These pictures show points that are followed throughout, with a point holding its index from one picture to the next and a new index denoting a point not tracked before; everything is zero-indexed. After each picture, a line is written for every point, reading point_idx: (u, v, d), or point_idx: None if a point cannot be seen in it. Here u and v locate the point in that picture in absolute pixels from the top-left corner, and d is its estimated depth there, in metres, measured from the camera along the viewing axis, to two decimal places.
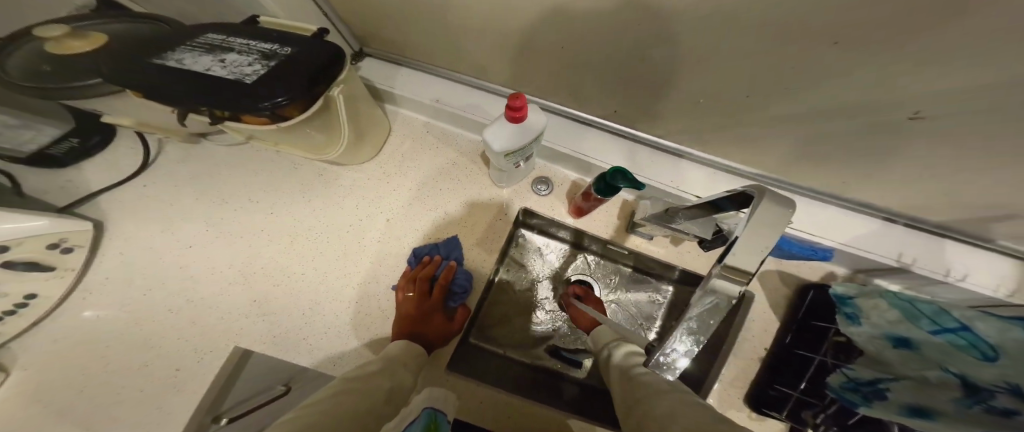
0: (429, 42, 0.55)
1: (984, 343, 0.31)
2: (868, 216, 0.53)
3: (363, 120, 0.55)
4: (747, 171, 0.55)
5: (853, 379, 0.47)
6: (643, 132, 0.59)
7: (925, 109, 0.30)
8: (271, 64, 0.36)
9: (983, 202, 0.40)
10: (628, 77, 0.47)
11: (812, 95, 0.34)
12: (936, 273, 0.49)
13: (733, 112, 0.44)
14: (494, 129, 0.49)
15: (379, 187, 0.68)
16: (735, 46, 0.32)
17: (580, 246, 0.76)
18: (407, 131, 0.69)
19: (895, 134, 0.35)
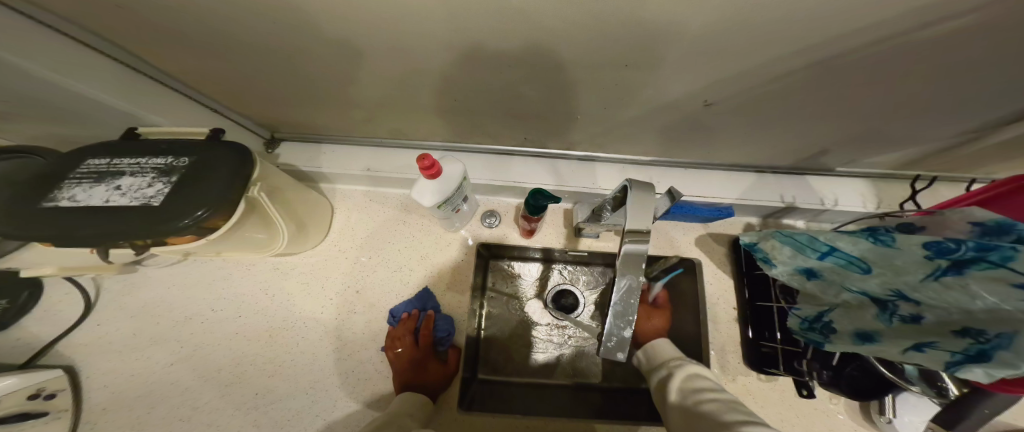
0: (332, 117, 0.61)
1: (856, 258, 0.37)
2: (745, 173, 0.60)
3: (299, 207, 0.58)
4: (645, 159, 0.63)
5: (804, 318, 0.49)
6: (554, 149, 0.66)
7: (708, 99, 0.43)
8: (174, 179, 0.39)
9: (820, 132, 0.47)
10: (510, 110, 0.54)
11: (642, 82, 0.41)
12: (814, 204, 0.56)
13: (602, 109, 0.50)
14: (419, 185, 0.50)
15: (334, 262, 0.70)
16: (563, 63, 0.39)
17: (551, 260, 0.75)
18: (347, 204, 0.73)
19: (724, 92, 0.41)
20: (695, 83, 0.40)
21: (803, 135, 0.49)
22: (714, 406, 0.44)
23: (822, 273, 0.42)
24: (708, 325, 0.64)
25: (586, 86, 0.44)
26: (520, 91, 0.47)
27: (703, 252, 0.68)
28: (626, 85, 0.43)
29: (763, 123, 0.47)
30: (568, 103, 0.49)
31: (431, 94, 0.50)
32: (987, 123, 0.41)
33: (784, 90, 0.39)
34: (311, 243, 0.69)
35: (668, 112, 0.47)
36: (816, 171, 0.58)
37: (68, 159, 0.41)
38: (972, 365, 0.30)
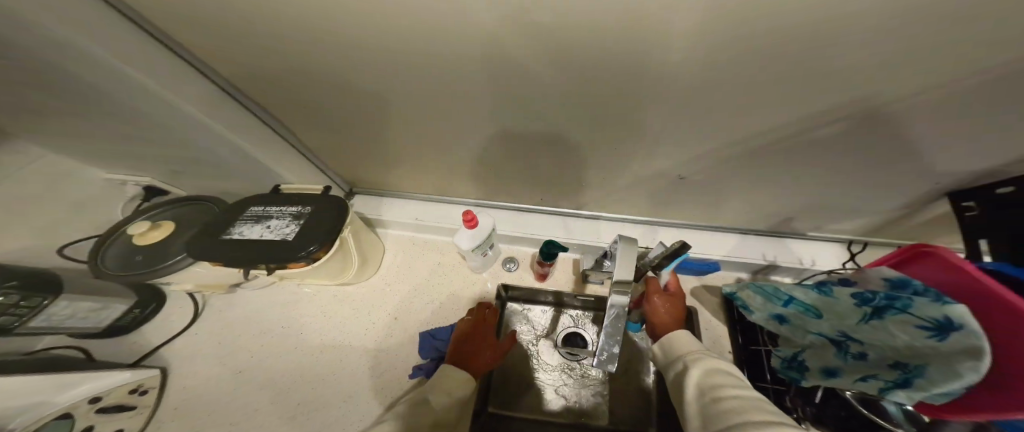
0: (398, 179, 0.81)
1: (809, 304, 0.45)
2: (729, 233, 0.70)
3: (366, 245, 0.75)
4: (642, 219, 0.75)
5: (783, 357, 0.53)
6: (566, 208, 0.81)
7: (681, 172, 0.57)
8: (301, 222, 0.57)
9: (781, 201, 0.59)
10: (529, 178, 0.71)
11: (627, 159, 0.56)
12: (793, 263, 0.64)
13: (602, 179, 0.65)
14: (460, 233, 0.65)
15: (381, 294, 0.84)
16: (568, 148, 0.56)
17: (562, 305, 0.84)
18: (396, 245, 0.90)
19: (692, 168, 0.55)
20: (668, 162, 0.55)
21: (770, 202, 0.60)
22: (738, 403, 0.40)
23: (791, 319, 0.49)
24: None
25: (589, 162, 0.60)
26: (538, 165, 0.64)
27: (704, 304, 0.74)
28: (616, 163, 0.58)
29: (732, 192, 0.60)
30: (576, 173, 0.65)
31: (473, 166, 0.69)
32: (918, 195, 0.51)
33: (736, 168, 0.53)
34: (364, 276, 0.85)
35: (653, 181, 0.61)
36: (793, 234, 0.67)
37: (236, 206, 0.61)
38: (893, 389, 0.36)
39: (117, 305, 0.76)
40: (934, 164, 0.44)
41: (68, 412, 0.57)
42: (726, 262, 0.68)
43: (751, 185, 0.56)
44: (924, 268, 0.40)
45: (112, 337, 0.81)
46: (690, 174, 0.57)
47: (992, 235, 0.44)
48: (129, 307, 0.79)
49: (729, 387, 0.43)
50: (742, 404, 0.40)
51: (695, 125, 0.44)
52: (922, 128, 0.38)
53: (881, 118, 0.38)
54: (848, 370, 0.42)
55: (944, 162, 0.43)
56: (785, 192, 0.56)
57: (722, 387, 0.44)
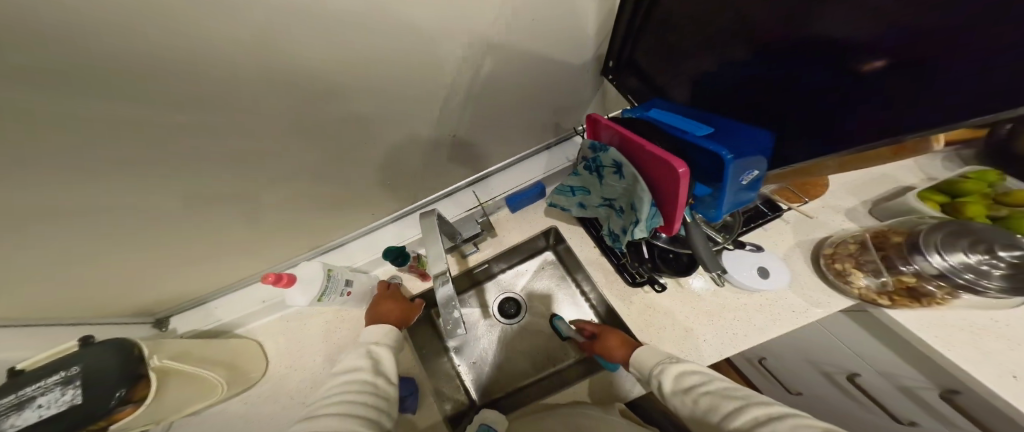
0: (209, 281, 0.75)
1: (581, 187, 0.58)
2: (536, 154, 0.77)
3: (200, 351, 0.67)
4: (469, 180, 0.78)
5: (608, 235, 0.61)
6: (404, 208, 0.81)
7: (423, 128, 0.58)
8: (78, 382, 0.44)
9: (540, 110, 0.65)
10: (341, 203, 0.70)
11: (388, 140, 0.58)
12: None
13: (397, 166, 0.66)
14: (290, 297, 0.59)
15: (266, 396, 0.74)
16: (328, 156, 0.56)
17: (481, 282, 0.93)
18: (265, 336, 0.82)
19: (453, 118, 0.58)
20: (400, 130, 0.56)
21: (525, 120, 0.66)
22: (712, 398, 0.48)
23: (587, 205, 0.60)
24: (590, 273, 0.75)
25: (343, 163, 0.59)
26: (333, 186, 0.64)
27: (552, 216, 0.81)
28: (387, 148, 0.60)
29: (489, 129, 0.65)
30: (357, 181, 0.65)
31: (276, 220, 0.65)
32: (596, 75, 0.63)
33: (478, 101, 0.56)
34: (250, 380, 0.74)
35: (418, 148, 0.63)
36: (571, 133, 0.76)
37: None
38: (635, 228, 0.45)
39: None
40: (570, 52, 0.54)
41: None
42: (545, 179, 0.74)
43: (507, 107, 0.61)
44: (603, 132, 0.47)
45: None
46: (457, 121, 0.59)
47: None
48: None
49: (700, 385, 0.51)
50: (717, 399, 0.48)
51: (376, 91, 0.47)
52: (522, 33, 0.46)
53: (492, 35, 0.45)
54: (620, 223, 0.53)
55: (572, 53, 0.54)
56: (521, 109, 0.63)
57: (694, 387, 0.51)
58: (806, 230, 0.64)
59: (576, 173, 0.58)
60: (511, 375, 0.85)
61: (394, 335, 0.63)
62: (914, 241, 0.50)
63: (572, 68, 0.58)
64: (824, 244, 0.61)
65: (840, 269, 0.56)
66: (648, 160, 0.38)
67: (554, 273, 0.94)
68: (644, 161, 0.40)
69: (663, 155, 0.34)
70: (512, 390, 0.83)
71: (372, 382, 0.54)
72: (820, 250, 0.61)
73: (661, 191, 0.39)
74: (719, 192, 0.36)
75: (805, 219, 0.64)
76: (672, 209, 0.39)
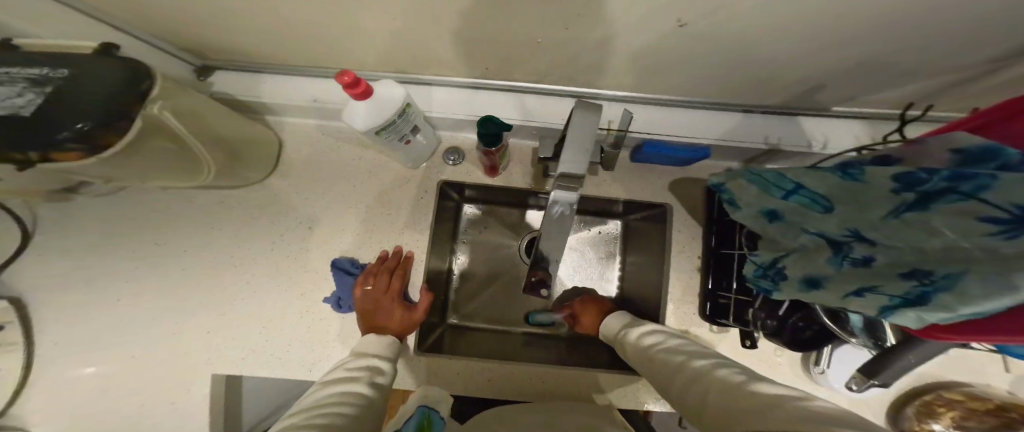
0: (264, 44, 0.53)
1: (820, 196, 0.35)
2: (731, 112, 0.55)
3: (216, 121, 0.52)
4: (624, 96, 0.57)
5: (760, 265, 0.49)
6: (523, 82, 0.61)
7: (682, 18, 0.35)
8: (48, 91, 0.31)
9: (807, 73, 0.43)
10: (465, 41, 0.48)
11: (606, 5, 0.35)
12: (799, 148, 0.54)
13: (568, 35, 0.43)
14: (351, 106, 0.47)
15: (282, 198, 0.69)
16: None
17: (525, 204, 0.77)
18: (299, 139, 0.71)
19: (707, 30, 0.36)
20: (659, 10, 0.34)
21: (784, 75, 0.45)
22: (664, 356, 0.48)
23: (785, 216, 0.41)
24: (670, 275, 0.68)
25: (538, 8, 0.37)
26: (472, 20, 0.42)
27: (673, 195, 0.69)
28: (587, 13, 0.37)
29: (733, 66, 0.44)
30: (523, 33, 0.43)
31: (374, 22, 0.44)
32: (927, 75, 0.41)
33: (774, 26, 0.33)
34: (251, 179, 0.66)
35: (639, 34, 0.39)
36: (809, 111, 0.53)
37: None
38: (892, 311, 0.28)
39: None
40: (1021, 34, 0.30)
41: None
42: (718, 147, 0.56)
43: (786, 50, 0.38)
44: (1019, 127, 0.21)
45: None
46: (707, 33, 0.37)
47: None
48: None
49: (659, 343, 0.51)
50: (670, 355, 0.48)
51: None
52: None
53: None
54: (834, 274, 0.35)
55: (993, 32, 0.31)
56: (810, 65, 0.41)
57: (654, 344, 0.52)
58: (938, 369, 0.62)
59: (841, 174, 0.32)
60: (495, 311, 0.77)
61: (392, 345, 0.60)
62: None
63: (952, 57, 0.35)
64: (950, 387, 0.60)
65: (935, 411, 0.57)
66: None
67: (611, 244, 0.78)
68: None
69: None
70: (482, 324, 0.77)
71: (373, 381, 0.52)
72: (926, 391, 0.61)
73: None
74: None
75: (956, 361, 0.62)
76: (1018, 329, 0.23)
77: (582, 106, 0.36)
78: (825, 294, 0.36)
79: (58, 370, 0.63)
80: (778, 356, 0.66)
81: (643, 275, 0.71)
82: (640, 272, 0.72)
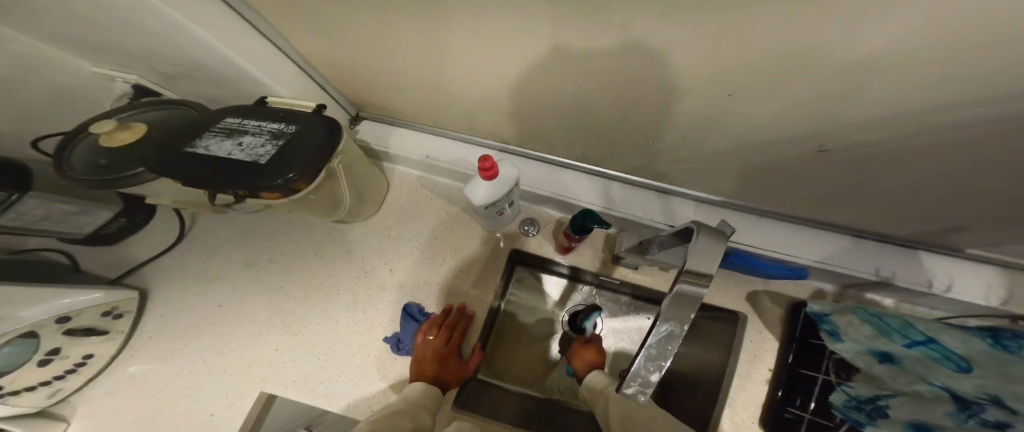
0: (421, 105, 0.65)
1: (954, 353, 0.32)
2: (838, 234, 0.57)
3: (356, 169, 0.66)
4: (717, 200, 0.62)
5: (853, 397, 0.47)
6: (614, 170, 0.67)
7: (823, 140, 0.38)
8: (280, 143, 0.49)
9: (912, 206, 0.46)
10: (585, 129, 0.56)
11: (740, 125, 0.40)
12: (917, 285, 0.53)
13: (684, 143, 0.49)
14: (475, 184, 0.53)
15: (374, 240, 0.76)
16: (654, 100, 0.41)
17: (577, 279, 0.78)
18: (402, 185, 0.80)
19: (832, 153, 0.40)
20: (800, 132, 0.38)
21: (898, 202, 0.47)
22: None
23: (898, 362, 0.40)
24: (732, 379, 0.64)
25: (679, 116, 0.43)
26: (605, 116, 0.49)
27: (749, 305, 0.68)
28: (714, 129, 0.43)
29: (840, 185, 0.47)
30: (654, 133, 0.49)
31: (518, 103, 0.53)
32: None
33: (899, 161, 0.37)
34: (362, 215, 0.75)
35: (771, 152, 0.44)
36: (932, 247, 0.54)
37: (208, 119, 0.53)
38: None
39: (99, 211, 0.68)
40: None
41: (32, 331, 0.50)
42: (816, 268, 0.57)
43: (899, 184, 0.42)
44: None
45: (106, 248, 0.76)
46: (826, 157, 0.41)
47: None
48: (114, 216, 0.70)
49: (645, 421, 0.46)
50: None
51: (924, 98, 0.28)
52: None
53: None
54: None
55: None
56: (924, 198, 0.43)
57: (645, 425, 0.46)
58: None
59: (990, 340, 0.30)
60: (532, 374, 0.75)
61: (436, 398, 0.59)
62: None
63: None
64: None
65: None
66: None
67: None
68: None
69: None
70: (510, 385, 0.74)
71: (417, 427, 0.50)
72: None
73: None
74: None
75: None
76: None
77: (696, 227, 0.38)
78: None
79: (141, 359, 0.69)
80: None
81: (702, 376, 0.66)
82: (697, 371, 0.68)
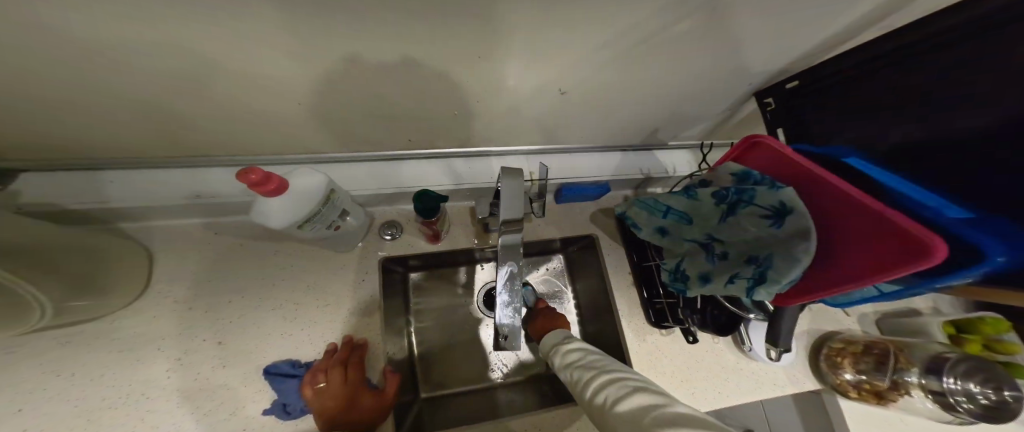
0: (126, 136, 0.46)
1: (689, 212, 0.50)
2: (611, 152, 0.74)
3: (37, 249, 0.43)
4: (533, 150, 0.69)
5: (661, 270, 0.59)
6: (447, 147, 0.66)
7: (551, 79, 0.46)
8: None
9: (641, 112, 0.60)
10: (375, 124, 0.52)
11: (485, 83, 0.44)
12: (660, 173, 0.74)
13: (469, 109, 0.52)
14: (262, 205, 0.43)
15: (176, 321, 0.56)
16: (398, 80, 0.40)
17: (475, 261, 0.78)
18: (183, 244, 0.61)
19: (570, 84, 0.48)
20: (528, 77, 0.44)
21: (632, 114, 0.61)
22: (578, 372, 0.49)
23: (671, 231, 0.54)
24: (615, 293, 0.70)
25: (433, 88, 0.44)
26: (382, 102, 0.46)
27: (598, 226, 0.76)
28: (475, 91, 0.46)
29: (594, 112, 0.58)
30: (425, 96, 0.46)
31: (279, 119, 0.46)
32: (708, 103, 0.61)
33: (603, 77, 0.47)
34: (106, 310, 0.53)
35: (532, 95, 0.50)
36: (658, 147, 0.76)
37: None
38: (754, 286, 0.39)
39: None
40: (759, 50, 0.47)
41: None
42: (611, 182, 0.72)
43: (621, 96, 0.54)
44: (754, 160, 0.46)
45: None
46: (568, 90, 0.50)
47: (785, 124, 0.57)
48: None
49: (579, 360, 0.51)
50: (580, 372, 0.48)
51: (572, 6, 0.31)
52: (711, 36, 0.41)
53: (728, 12, 0.35)
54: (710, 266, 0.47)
55: (717, 68, 0.50)
56: (641, 104, 0.58)
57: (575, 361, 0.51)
58: (821, 319, 0.71)
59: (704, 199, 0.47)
60: (461, 378, 0.71)
61: None
62: (933, 365, 0.57)
63: (741, 68, 0.50)
64: (833, 337, 0.68)
65: (837, 362, 0.64)
66: (854, 224, 0.33)
67: (560, 280, 0.79)
68: (834, 219, 0.35)
69: (915, 230, 0.27)
70: (452, 390, 0.70)
71: None
72: (824, 341, 0.68)
73: (839, 258, 0.35)
74: (924, 277, 0.32)
75: (834, 309, 0.71)
76: (848, 272, 0.33)
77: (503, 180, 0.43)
78: (707, 280, 0.47)
79: None
80: (719, 344, 0.67)
81: (596, 300, 0.72)
82: (593, 299, 0.74)
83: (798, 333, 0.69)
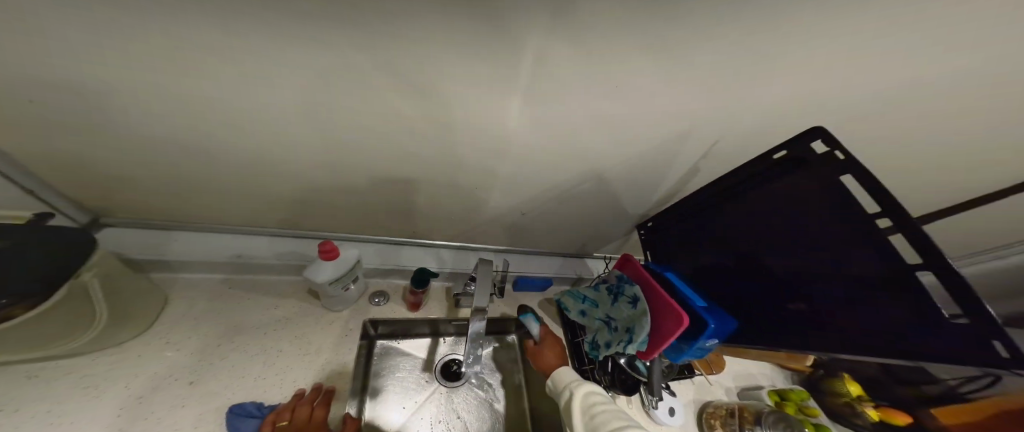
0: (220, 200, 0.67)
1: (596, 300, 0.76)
2: (553, 256, 1.05)
3: (118, 281, 0.57)
4: (498, 248, 0.97)
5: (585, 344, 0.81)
6: (436, 240, 0.92)
7: (515, 205, 0.78)
8: None
9: (572, 232, 0.94)
10: (395, 213, 0.79)
11: (474, 199, 0.75)
12: (587, 274, 1.05)
13: (461, 216, 0.81)
14: (317, 265, 0.62)
15: (166, 358, 0.63)
16: (426, 187, 0.70)
17: (439, 334, 0.93)
18: (195, 294, 0.73)
19: (525, 210, 0.81)
20: (501, 201, 0.76)
21: (564, 233, 0.94)
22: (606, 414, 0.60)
23: (588, 313, 0.79)
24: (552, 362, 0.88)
25: (445, 196, 0.74)
26: (406, 200, 0.75)
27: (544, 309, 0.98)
28: (468, 202, 0.76)
29: (541, 230, 0.90)
30: (434, 203, 0.76)
31: (338, 195, 0.71)
32: (611, 231, 0.98)
33: (545, 209, 0.81)
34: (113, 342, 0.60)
35: (501, 214, 0.81)
36: (587, 256, 1.09)
37: None
38: (627, 346, 0.63)
39: None
40: (628, 207, 0.85)
41: None
42: (554, 277, 0.99)
43: (556, 222, 0.88)
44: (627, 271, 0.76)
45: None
46: (524, 213, 0.82)
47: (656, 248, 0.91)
48: None
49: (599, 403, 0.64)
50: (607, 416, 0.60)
51: (520, 166, 0.66)
52: (598, 196, 0.78)
53: (604, 180, 0.73)
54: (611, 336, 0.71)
55: (608, 213, 0.87)
56: (571, 227, 0.91)
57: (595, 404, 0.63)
58: (701, 391, 0.93)
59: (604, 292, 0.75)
60: None
61: None
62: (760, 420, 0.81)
63: (621, 214, 0.88)
64: (708, 406, 0.90)
65: (711, 424, 0.84)
66: (660, 308, 0.61)
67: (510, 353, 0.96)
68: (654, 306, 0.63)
69: (677, 311, 0.55)
70: None
71: None
72: (702, 409, 0.90)
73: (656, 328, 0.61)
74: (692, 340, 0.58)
75: (707, 383, 0.95)
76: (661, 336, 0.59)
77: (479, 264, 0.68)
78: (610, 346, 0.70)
79: None
80: (631, 408, 0.85)
81: None
82: None
83: (685, 402, 0.91)
